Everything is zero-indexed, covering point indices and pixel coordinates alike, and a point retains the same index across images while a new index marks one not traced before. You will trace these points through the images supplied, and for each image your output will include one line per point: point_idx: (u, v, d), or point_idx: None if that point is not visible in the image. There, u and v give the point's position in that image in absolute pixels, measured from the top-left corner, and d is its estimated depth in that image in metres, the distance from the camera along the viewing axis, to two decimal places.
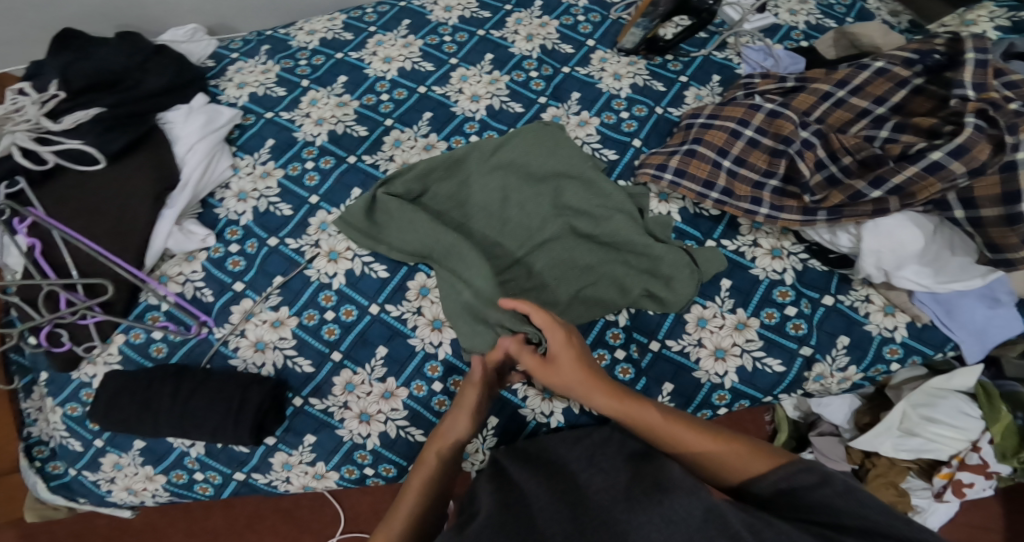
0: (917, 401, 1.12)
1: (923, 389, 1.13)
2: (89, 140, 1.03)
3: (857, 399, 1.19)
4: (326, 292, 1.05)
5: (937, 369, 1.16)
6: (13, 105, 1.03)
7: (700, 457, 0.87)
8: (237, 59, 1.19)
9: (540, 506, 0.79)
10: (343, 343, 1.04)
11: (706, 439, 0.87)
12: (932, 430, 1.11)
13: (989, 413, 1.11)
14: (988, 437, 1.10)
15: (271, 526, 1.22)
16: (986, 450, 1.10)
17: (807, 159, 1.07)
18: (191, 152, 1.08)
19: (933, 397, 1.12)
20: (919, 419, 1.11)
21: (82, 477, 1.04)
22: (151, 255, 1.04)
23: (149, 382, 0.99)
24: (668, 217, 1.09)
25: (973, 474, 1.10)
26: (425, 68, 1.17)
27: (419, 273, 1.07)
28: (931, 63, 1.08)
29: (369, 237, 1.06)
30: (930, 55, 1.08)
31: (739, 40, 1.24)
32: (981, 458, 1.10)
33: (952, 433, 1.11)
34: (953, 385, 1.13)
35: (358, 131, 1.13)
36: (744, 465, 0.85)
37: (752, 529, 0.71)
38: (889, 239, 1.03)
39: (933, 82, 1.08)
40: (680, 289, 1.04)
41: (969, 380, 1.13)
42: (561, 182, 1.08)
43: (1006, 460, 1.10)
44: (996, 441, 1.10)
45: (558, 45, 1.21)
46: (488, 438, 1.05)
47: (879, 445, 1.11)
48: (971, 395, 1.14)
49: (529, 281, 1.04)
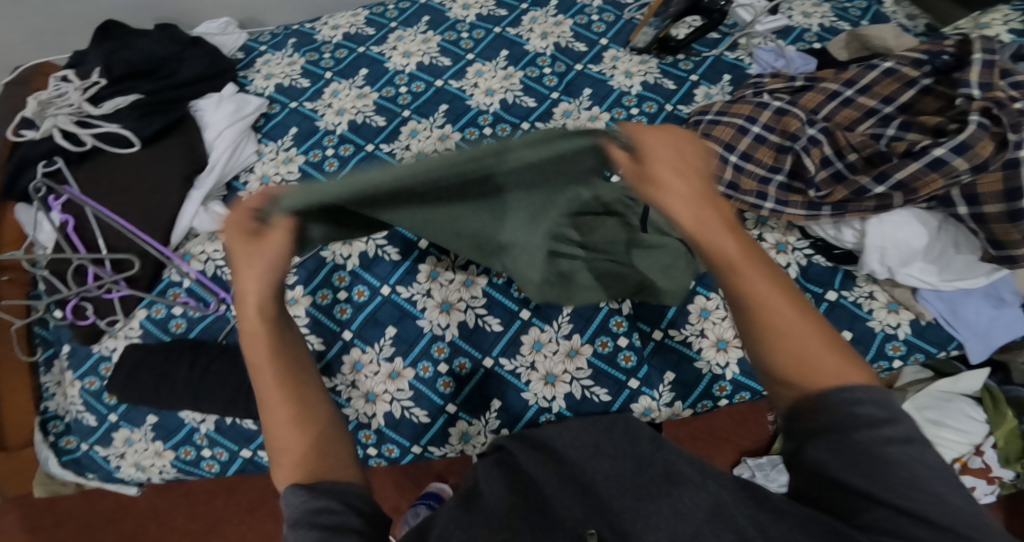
0: (920, 403, 1.14)
1: (926, 392, 1.14)
2: (126, 125, 1.08)
3: None
4: (340, 273, 1.11)
5: (943, 372, 1.17)
6: (56, 90, 1.09)
7: (779, 335, 0.70)
8: (265, 51, 1.25)
9: (551, 488, 0.75)
10: (354, 322, 1.09)
11: (824, 338, 0.70)
12: (937, 434, 1.11)
13: (994, 417, 1.11)
14: (992, 441, 1.11)
15: (273, 510, 1.32)
16: (989, 455, 1.10)
17: (813, 155, 1.08)
18: (219, 138, 1.12)
19: (939, 400, 1.14)
20: (923, 421, 1.12)
21: (93, 452, 1.08)
22: (177, 233, 1.08)
23: (167, 355, 1.03)
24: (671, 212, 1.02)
25: (975, 479, 1.10)
26: (442, 63, 1.22)
27: (430, 256, 1.12)
28: (940, 64, 1.09)
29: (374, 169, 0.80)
30: (939, 57, 1.09)
31: (751, 41, 1.26)
32: (983, 462, 1.10)
33: (957, 436, 1.11)
34: (959, 389, 1.14)
35: (377, 121, 1.17)
36: (837, 368, 0.69)
37: (759, 525, 0.64)
38: (893, 236, 1.04)
39: (942, 82, 1.09)
40: (678, 278, 1.02)
41: (975, 383, 1.14)
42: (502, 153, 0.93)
43: (1010, 465, 1.09)
44: (999, 446, 1.10)
45: (572, 43, 1.24)
46: (491, 421, 1.08)
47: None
48: (977, 400, 1.14)
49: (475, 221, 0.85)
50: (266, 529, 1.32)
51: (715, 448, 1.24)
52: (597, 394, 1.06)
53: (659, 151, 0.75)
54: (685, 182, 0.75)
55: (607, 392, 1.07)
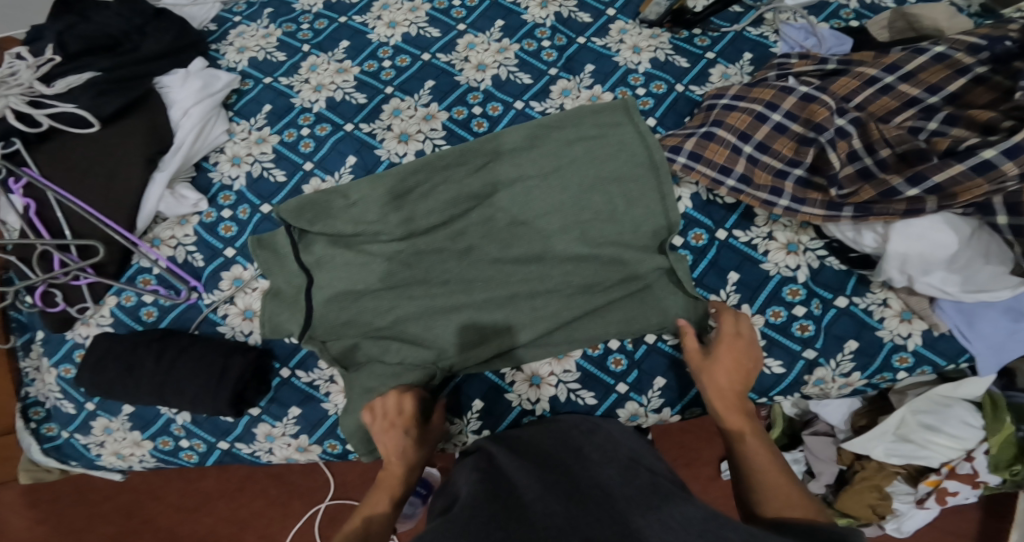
0: (918, 408, 1.15)
1: (927, 396, 1.15)
2: (82, 104, 1.01)
3: (858, 400, 1.22)
4: (226, 192, 1.07)
5: (948, 376, 1.16)
6: (8, 69, 1.02)
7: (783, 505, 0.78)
8: (239, 22, 1.17)
9: (531, 501, 0.78)
10: (250, 310, 1.03)
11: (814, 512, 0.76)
12: (929, 438, 1.14)
13: (992, 424, 1.13)
14: (983, 448, 1.12)
15: (263, 488, 1.32)
16: (979, 461, 1.13)
17: (839, 149, 0.99)
18: (186, 116, 1.05)
19: (937, 405, 1.15)
20: (917, 426, 1.14)
21: (74, 440, 1.06)
22: (142, 218, 1.03)
23: (135, 344, 0.99)
24: (409, 213, 1.02)
25: (959, 483, 1.14)
26: (431, 34, 1.13)
27: (314, 178, 1.06)
28: (999, 51, 0.98)
29: (347, 245, 1.02)
30: (1000, 42, 0.98)
31: (778, 16, 1.14)
32: (972, 468, 1.13)
33: (948, 441, 1.14)
34: (960, 394, 1.15)
35: (358, 99, 1.09)
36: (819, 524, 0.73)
37: None
38: (919, 242, 0.95)
39: (1000, 71, 0.98)
40: (278, 262, 1.02)
41: (978, 389, 1.14)
42: (323, 262, 1.01)
43: (998, 471, 1.12)
44: (992, 452, 1.12)
45: (575, 14, 1.15)
46: (472, 422, 1.03)
47: (871, 449, 1.16)
48: (977, 404, 1.16)
49: (354, 230, 1.01)
50: (256, 508, 1.31)
51: (704, 441, 1.29)
52: (582, 397, 1.03)
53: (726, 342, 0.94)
54: (727, 368, 0.93)
55: (593, 396, 1.03)
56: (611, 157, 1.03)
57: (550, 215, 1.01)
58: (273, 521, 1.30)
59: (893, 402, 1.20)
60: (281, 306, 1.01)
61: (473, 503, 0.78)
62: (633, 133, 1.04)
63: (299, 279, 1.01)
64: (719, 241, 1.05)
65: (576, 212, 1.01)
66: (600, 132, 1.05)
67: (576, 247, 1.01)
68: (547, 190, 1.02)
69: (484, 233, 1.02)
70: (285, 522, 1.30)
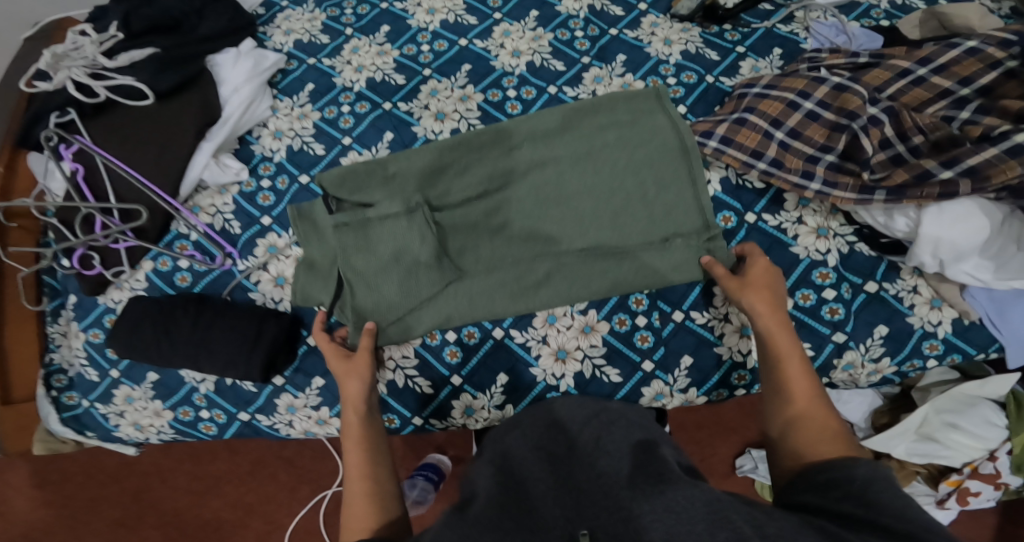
0: (941, 406, 1.13)
1: (951, 394, 1.13)
2: (140, 77, 1.06)
3: (880, 398, 1.21)
4: (266, 163, 1.10)
5: (971, 375, 1.17)
6: (72, 43, 1.07)
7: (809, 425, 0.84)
8: (286, 7, 1.22)
9: (537, 487, 0.78)
10: (281, 278, 1.05)
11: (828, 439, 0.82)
12: (951, 437, 1.11)
13: (1016, 424, 1.10)
14: (1007, 447, 1.09)
15: (272, 473, 1.30)
16: (1002, 461, 1.10)
17: (872, 136, 1.00)
18: (235, 91, 1.09)
19: (961, 404, 1.12)
20: (940, 425, 1.12)
21: (94, 409, 1.07)
22: (186, 184, 1.06)
23: (171, 308, 1.00)
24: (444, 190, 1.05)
25: (982, 483, 1.11)
26: (468, 21, 1.17)
27: (352, 152, 1.09)
28: None
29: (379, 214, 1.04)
30: None
31: (809, 14, 1.17)
32: (995, 468, 1.10)
33: (972, 441, 1.11)
34: (985, 393, 1.13)
35: (396, 80, 1.13)
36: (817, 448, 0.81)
37: None
38: (952, 227, 0.95)
39: None
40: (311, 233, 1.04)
41: (1002, 388, 1.13)
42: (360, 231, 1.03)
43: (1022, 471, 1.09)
44: (1015, 453, 1.09)
45: (608, 7, 1.19)
46: (495, 396, 1.03)
47: (893, 447, 1.14)
48: (1002, 405, 1.13)
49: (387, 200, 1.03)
50: (263, 492, 1.29)
51: (721, 437, 1.27)
52: (607, 374, 1.02)
53: (759, 275, 0.95)
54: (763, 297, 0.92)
55: (618, 374, 1.02)
56: (644, 139, 1.05)
57: (579, 194, 1.04)
58: (280, 506, 1.29)
59: (916, 399, 1.18)
60: (314, 277, 1.03)
61: (483, 490, 0.78)
62: (671, 120, 1.06)
63: (331, 250, 1.02)
64: (748, 224, 1.05)
65: (610, 193, 1.03)
66: (631, 117, 1.07)
67: (608, 223, 1.02)
68: (580, 170, 1.04)
69: (516, 210, 1.04)
70: (290, 508, 1.28)
